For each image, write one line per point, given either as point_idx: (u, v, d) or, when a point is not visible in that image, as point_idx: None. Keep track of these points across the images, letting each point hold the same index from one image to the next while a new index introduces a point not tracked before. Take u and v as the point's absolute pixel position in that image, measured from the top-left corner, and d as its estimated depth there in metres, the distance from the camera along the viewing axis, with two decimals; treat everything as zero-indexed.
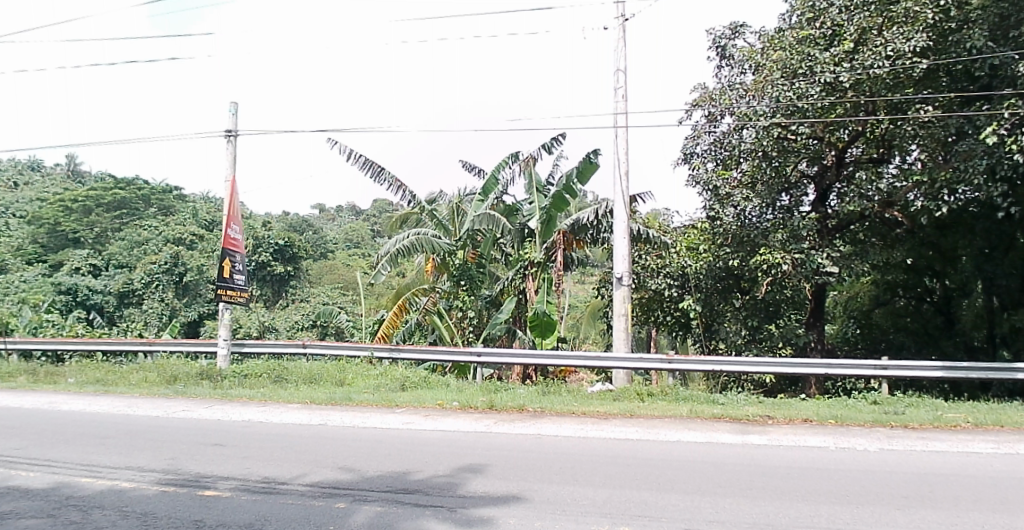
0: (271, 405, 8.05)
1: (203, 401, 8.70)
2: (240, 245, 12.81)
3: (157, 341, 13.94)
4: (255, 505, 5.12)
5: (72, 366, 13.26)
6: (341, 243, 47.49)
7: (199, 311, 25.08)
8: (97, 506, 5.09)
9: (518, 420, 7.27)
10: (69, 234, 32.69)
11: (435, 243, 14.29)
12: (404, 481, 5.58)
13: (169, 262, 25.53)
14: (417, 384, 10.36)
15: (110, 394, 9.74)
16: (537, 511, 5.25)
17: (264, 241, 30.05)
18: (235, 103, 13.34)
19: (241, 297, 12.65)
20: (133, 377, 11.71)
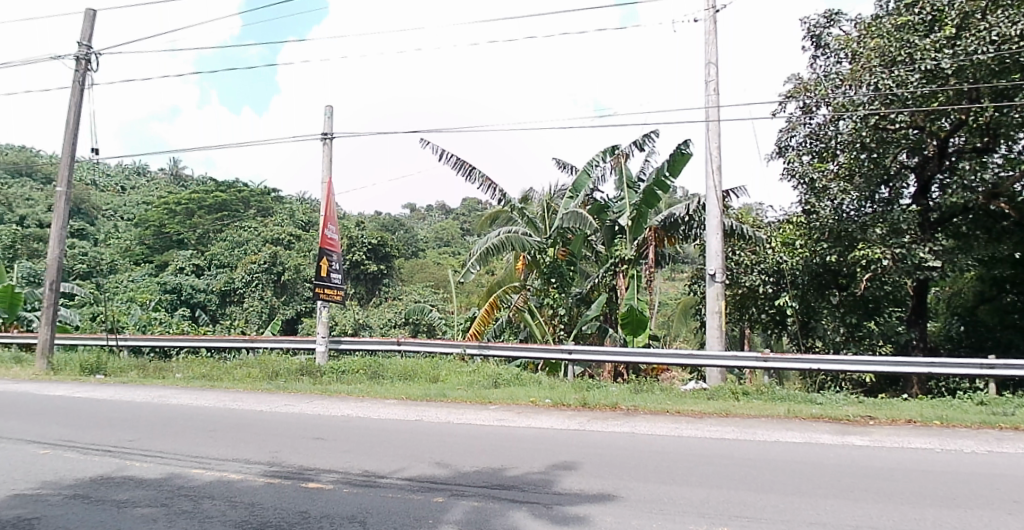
0: (370, 402, 8.19)
1: (309, 396, 9.02)
2: (337, 245, 13.13)
3: (258, 338, 14.55)
4: (357, 498, 5.30)
5: (180, 362, 13.77)
6: (432, 243, 49.24)
7: (298, 309, 26.76)
8: (208, 496, 5.35)
9: (612, 417, 7.24)
10: (173, 236, 35.09)
11: (524, 241, 14.44)
12: (499, 477, 5.65)
13: (267, 262, 27.14)
14: (510, 382, 10.43)
15: (219, 390, 10.16)
16: (633, 509, 5.24)
17: (358, 241, 30.92)
18: (330, 104, 13.57)
19: (337, 295, 12.92)
20: (236, 372, 12.14)
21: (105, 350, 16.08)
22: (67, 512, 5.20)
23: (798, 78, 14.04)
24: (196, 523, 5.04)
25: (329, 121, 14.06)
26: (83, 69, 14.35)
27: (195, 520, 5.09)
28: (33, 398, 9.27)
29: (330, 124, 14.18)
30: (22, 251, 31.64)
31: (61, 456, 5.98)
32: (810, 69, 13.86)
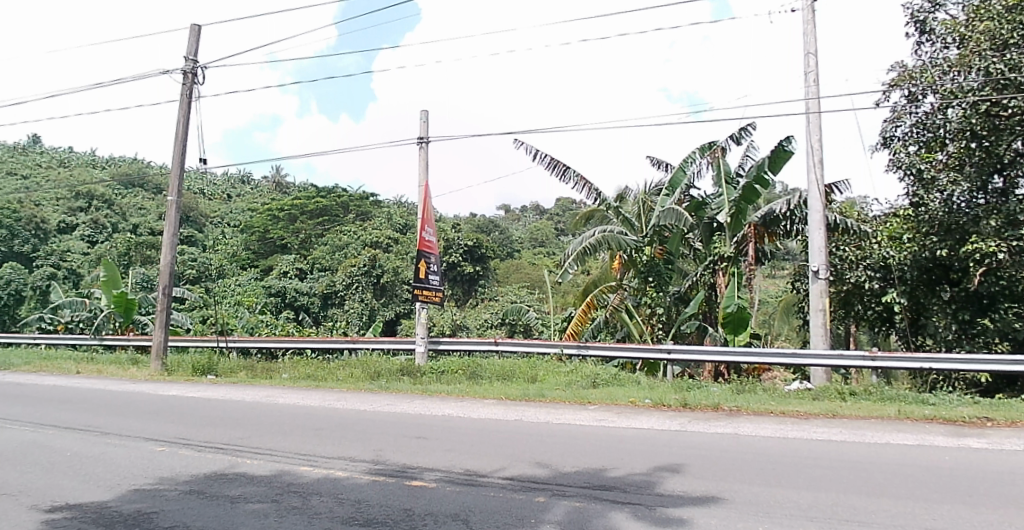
0: (469, 402, 8.34)
1: (412, 396, 9.28)
2: (434, 247, 13.52)
3: (360, 339, 15.12)
4: (461, 496, 5.38)
5: (286, 362, 14.43)
6: (527, 242, 52.18)
7: (396, 310, 27.70)
8: (316, 492, 5.52)
9: (713, 418, 7.18)
10: (278, 241, 38.72)
11: (621, 240, 14.83)
12: (601, 478, 5.64)
13: (367, 265, 28.06)
14: (608, 382, 10.49)
15: (327, 390, 10.51)
16: (738, 512, 5.15)
17: (455, 243, 32.12)
18: (427, 108, 13.81)
19: (436, 297, 13.39)
20: (338, 372, 12.59)
21: (215, 351, 17.13)
22: (187, 506, 5.48)
23: (902, 66, 13.70)
24: (305, 519, 5.21)
25: (424, 126, 14.33)
26: (190, 82, 15.05)
27: (304, 517, 5.26)
28: (157, 398, 9.89)
29: (423, 128, 14.53)
30: (136, 258, 34.89)
31: (179, 454, 6.28)
32: (915, 56, 13.50)
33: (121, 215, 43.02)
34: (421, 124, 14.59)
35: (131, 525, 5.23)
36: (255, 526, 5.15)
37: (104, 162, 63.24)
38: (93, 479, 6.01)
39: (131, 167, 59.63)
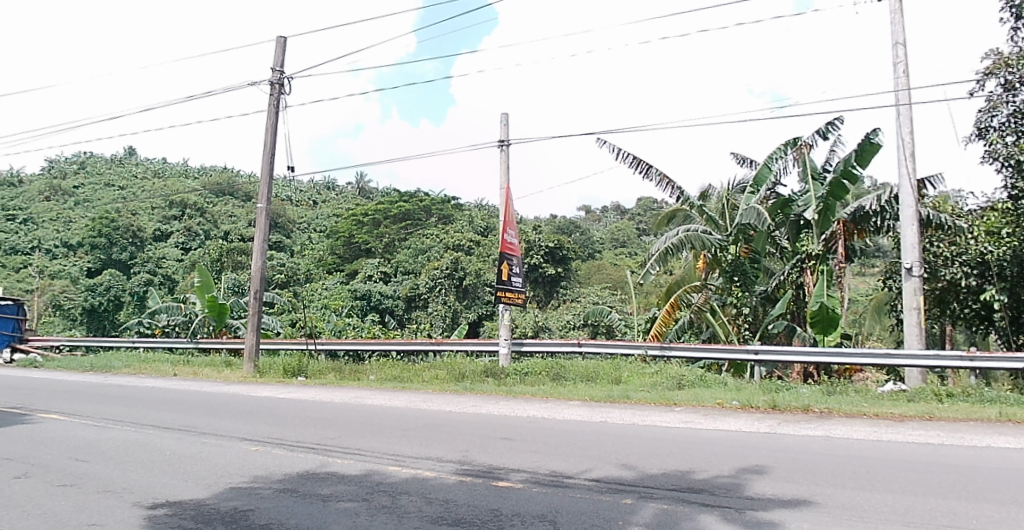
0: (556, 403, 9.00)
1: (496, 401, 9.62)
2: (516, 249, 14.43)
3: (444, 341, 16.50)
4: (547, 497, 5.41)
5: (373, 366, 15.52)
6: (609, 242, 56.73)
7: (478, 312, 29.25)
8: (404, 492, 5.62)
9: (804, 420, 7.20)
10: (365, 245, 42.39)
11: (704, 239, 15.56)
12: (688, 480, 5.60)
13: (450, 268, 30.09)
14: (693, 383, 11.10)
15: (416, 392, 11.12)
16: (832, 516, 5.02)
17: (536, 244, 34.87)
18: (509, 112, 14.15)
19: (517, 297, 14.27)
20: (423, 375, 13.86)
21: (304, 354, 18.39)
22: (280, 504, 5.64)
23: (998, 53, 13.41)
24: (395, 518, 5.29)
25: (505, 128, 14.67)
26: (277, 92, 15.96)
27: (394, 516, 5.34)
28: (254, 401, 10.53)
29: (506, 131, 15.00)
30: (226, 264, 39.09)
31: (272, 454, 6.51)
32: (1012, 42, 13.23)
33: (213, 223, 49.06)
34: (504, 126, 14.97)
35: (228, 522, 5.42)
36: (347, 523, 5.27)
37: (195, 172, 70.49)
38: (194, 478, 6.30)
39: (222, 175, 65.41)
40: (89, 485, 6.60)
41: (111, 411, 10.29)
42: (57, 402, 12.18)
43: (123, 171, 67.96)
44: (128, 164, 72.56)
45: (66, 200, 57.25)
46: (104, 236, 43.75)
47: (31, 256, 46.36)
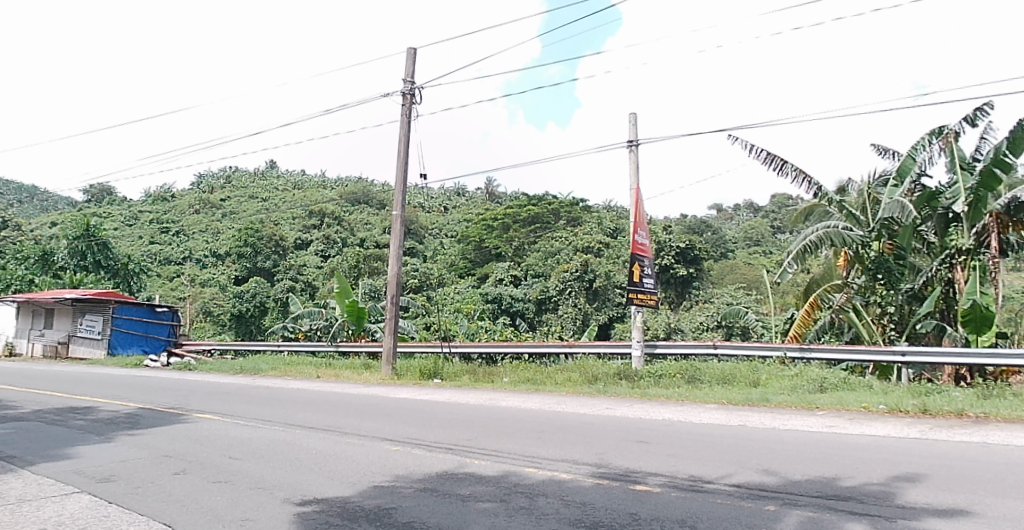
0: (692, 406, 10.57)
1: (631, 426, 9.82)
2: (647, 250, 15.95)
3: (577, 345, 18.47)
4: (685, 503, 5.45)
5: (504, 367, 19.04)
6: (742, 241, 58.36)
7: (609, 314, 36.61)
8: (542, 494, 5.79)
9: (958, 426, 7.23)
10: (494, 249, 51.38)
11: (844, 236, 16.62)
12: (835, 487, 5.44)
13: (579, 270, 37.57)
14: (836, 386, 11.74)
15: (541, 392, 14.94)
16: (995, 526, 4.71)
17: (667, 245, 39.69)
18: (636, 117, 14.36)
19: (650, 298, 15.70)
20: (558, 377, 16.07)
21: (442, 357, 20.72)
22: (420, 505, 5.88)
23: None
24: (533, 519, 5.42)
25: (633, 129, 14.89)
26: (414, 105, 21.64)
27: (532, 517, 5.48)
28: (396, 431, 11.43)
29: (633, 131, 15.12)
30: (364, 269, 47.30)
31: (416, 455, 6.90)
32: None
33: (350, 231, 59.39)
34: (631, 125, 15.16)
35: (373, 518, 5.67)
36: (487, 521, 5.45)
37: (330, 186, 79.12)
38: (343, 489, 6.68)
39: (358, 187, 73.40)
40: (245, 488, 7.13)
41: (263, 429, 11.18)
42: (223, 410, 13.62)
43: (266, 186, 77.71)
44: (272, 180, 81.94)
45: (214, 212, 66.65)
46: (250, 245, 50.85)
47: (183, 265, 53.98)
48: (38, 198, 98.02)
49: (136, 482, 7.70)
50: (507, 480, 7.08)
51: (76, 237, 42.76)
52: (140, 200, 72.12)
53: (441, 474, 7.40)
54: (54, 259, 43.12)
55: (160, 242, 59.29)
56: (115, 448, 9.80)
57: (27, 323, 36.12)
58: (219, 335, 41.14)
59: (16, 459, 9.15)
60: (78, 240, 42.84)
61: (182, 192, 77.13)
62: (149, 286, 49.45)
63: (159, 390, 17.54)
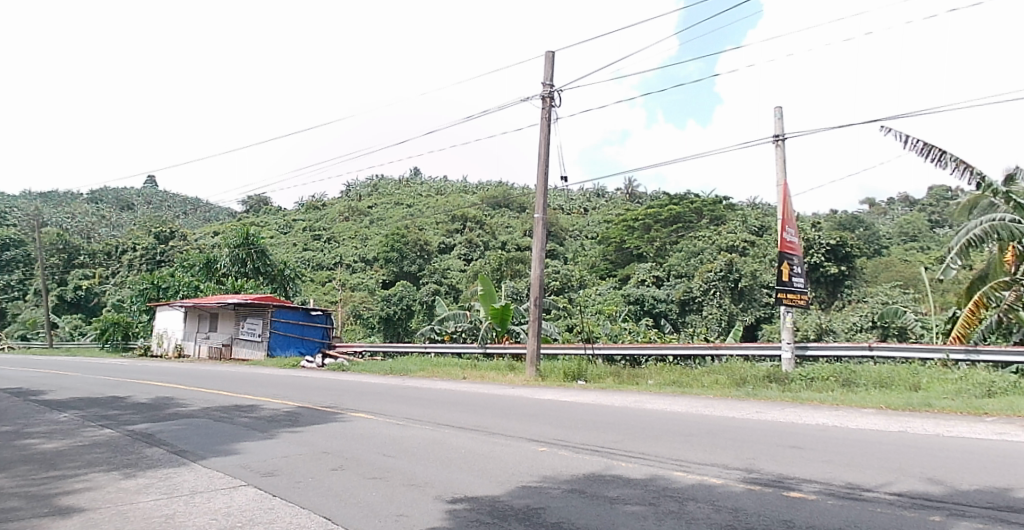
0: (847, 411, 10.01)
1: (783, 432, 9.49)
2: (795, 247, 15.24)
3: (723, 347, 17.96)
4: (842, 512, 5.33)
5: (648, 369, 19.02)
6: (896, 237, 53.81)
7: (756, 314, 35.36)
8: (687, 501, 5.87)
9: None
10: (635, 250, 51.03)
11: (1014, 229, 15.06)
12: (1009, 497, 5.08)
13: (724, 270, 36.43)
14: (1007, 390, 10.71)
15: (687, 395, 14.72)
16: None
17: (816, 243, 37.50)
18: (783, 112, 13.83)
19: (800, 298, 15.04)
20: (706, 379, 15.75)
21: (585, 358, 20.98)
22: (566, 505, 6.34)
23: None
24: (682, 523, 5.53)
25: (780, 123, 14.33)
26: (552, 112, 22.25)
27: (681, 522, 5.61)
28: (541, 433, 11.86)
29: (780, 125, 14.50)
30: (506, 272, 48.63)
31: None
32: None
33: (492, 235, 61.37)
34: (777, 119, 14.57)
35: (523, 518, 6.06)
36: (635, 524, 5.65)
37: (472, 190, 82.06)
38: (483, 491, 7.16)
39: (499, 191, 75.94)
40: (398, 485, 7.81)
41: (411, 428, 12.01)
42: (377, 409, 14.75)
43: (410, 193, 82.15)
44: (416, 186, 86.44)
45: (364, 219, 71.53)
46: (397, 250, 54.65)
47: (336, 270, 58.50)
48: (209, 210, 109.91)
49: (295, 477, 8.63)
50: (653, 486, 7.38)
51: (236, 245, 47.56)
52: (299, 211, 78.79)
53: (586, 477, 7.88)
54: (218, 266, 47.93)
55: (315, 249, 64.57)
56: (279, 445, 10.96)
57: (193, 326, 40.50)
58: (369, 337, 44.19)
59: (191, 453, 10.51)
60: (238, 247, 47.60)
61: (334, 201, 83.33)
62: (306, 291, 53.94)
63: (318, 389, 19.21)
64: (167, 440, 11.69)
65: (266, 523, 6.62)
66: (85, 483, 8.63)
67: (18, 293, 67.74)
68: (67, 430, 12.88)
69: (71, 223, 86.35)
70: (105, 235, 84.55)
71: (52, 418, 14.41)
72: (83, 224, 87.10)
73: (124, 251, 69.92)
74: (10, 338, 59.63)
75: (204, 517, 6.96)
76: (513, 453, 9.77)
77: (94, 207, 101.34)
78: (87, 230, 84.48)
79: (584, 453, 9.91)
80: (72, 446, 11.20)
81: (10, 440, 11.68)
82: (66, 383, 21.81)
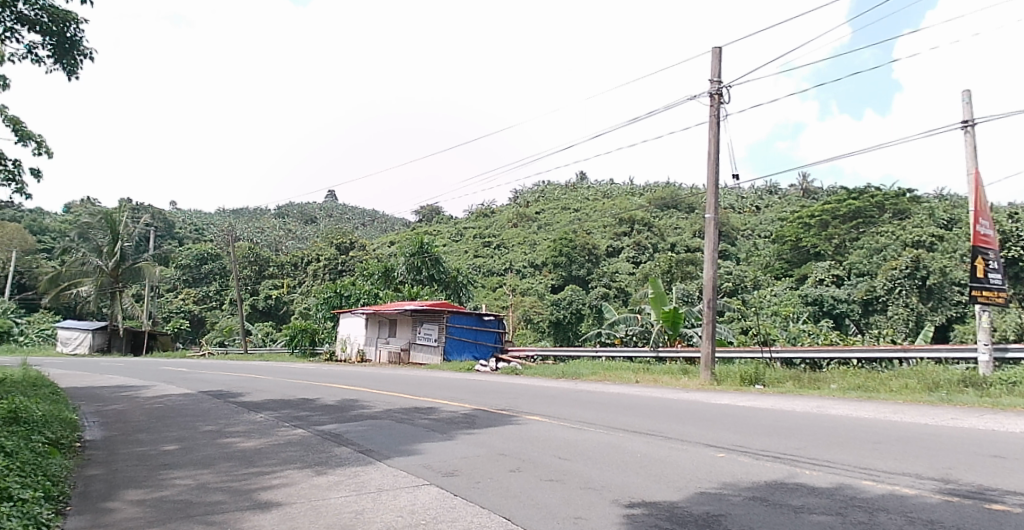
0: None
1: (982, 439, 8.88)
2: (991, 241, 13.91)
3: (912, 349, 16.76)
4: None
5: (830, 373, 18.02)
6: None
7: (947, 314, 31.78)
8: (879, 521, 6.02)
9: None
10: (812, 249, 47.83)
11: None
12: None
13: (910, 268, 33.24)
14: None
15: (873, 400, 13.95)
16: None
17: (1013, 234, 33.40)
18: (972, 96, 12.80)
19: (998, 297, 13.61)
20: (893, 384, 14.78)
21: (762, 362, 20.28)
22: (747, 511, 7.21)
23: None
24: None
25: (968, 107, 13.27)
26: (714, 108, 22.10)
27: None
28: (719, 437, 11.97)
29: (969, 109, 13.41)
30: (677, 274, 47.79)
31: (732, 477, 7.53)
32: None
33: (661, 237, 60.55)
34: (965, 102, 13.48)
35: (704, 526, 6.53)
36: None
37: (638, 193, 81.70)
38: (660, 497, 7.89)
39: (665, 191, 75.24)
40: (575, 488, 8.51)
41: (587, 431, 12.67)
42: (553, 412, 15.61)
43: (576, 197, 83.26)
44: (582, 190, 87.38)
45: (532, 225, 73.78)
46: (566, 255, 55.84)
47: (507, 275, 61.03)
48: (383, 223, 119.17)
49: (476, 478, 9.56)
50: (839, 493, 7.80)
51: (413, 254, 51.62)
52: (468, 220, 83.05)
53: (767, 483, 8.49)
54: (395, 274, 51.90)
55: (484, 255, 67.64)
56: (458, 445, 12.13)
57: (374, 332, 44.33)
58: (540, 341, 45.65)
59: (376, 453, 11.96)
60: (414, 256, 51.67)
61: (501, 208, 86.54)
62: (479, 297, 57.02)
63: (493, 393, 20.48)
64: (352, 440, 13.32)
65: (449, 521, 7.50)
66: (282, 479, 10.15)
67: (217, 302, 77.55)
68: (263, 430, 14.97)
69: (263, 237, 96.89)
70: (291, 248, 94.27)
71: (250, 419, 16.74)
72: (272, 238, 97.55)
73: (309, 262, 77.40)
74: (214, 343, 68.26)
75: (391, 513, 8.02)
76: (688, 458, 10.11)
77: (282, 222, 113.18)
78: (276, 244, 94.44)
79: (764, 459, 9.97)
80: (265, 445, 13.06)
81: (216, 439, 13.79)
82: (264, 386, 24.94)
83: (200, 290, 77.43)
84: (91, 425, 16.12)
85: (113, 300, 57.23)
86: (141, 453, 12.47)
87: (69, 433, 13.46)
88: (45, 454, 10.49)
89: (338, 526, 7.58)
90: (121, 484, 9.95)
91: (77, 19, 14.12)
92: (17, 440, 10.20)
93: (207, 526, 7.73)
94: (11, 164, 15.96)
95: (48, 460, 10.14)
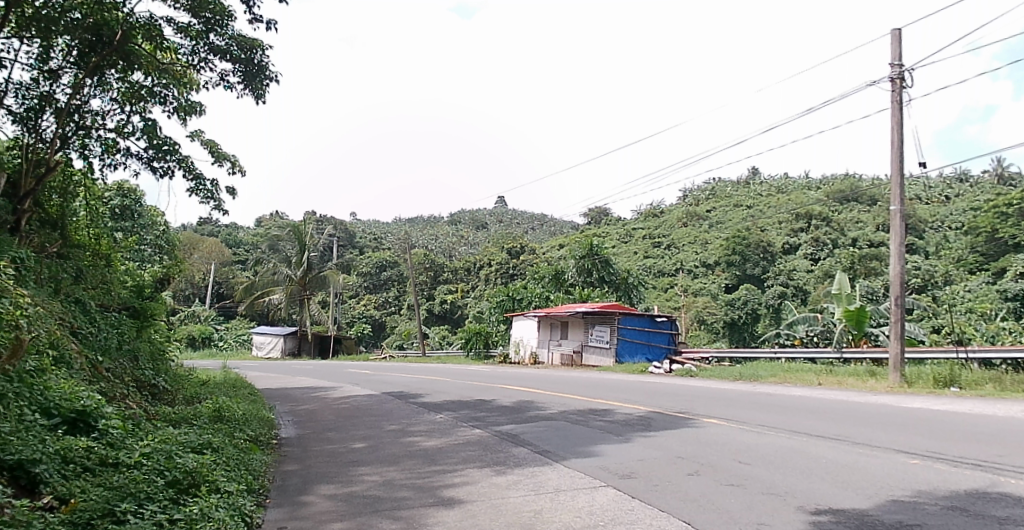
0: None
1: None
2: None
3: None
4: None
5: None
6: None
7: None
8: None
9: None
10: (1009, 240, 42.56)
11: None
12: None
13: None
14: None
15: None
16: None
17: None
18: None
19: None
20: None
21: (957, 362, 18.88)
22: (945, 522, 7.39)
23: None
24: None
25: None
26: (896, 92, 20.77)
27: None
28: (913, 443, 11.63)
29: None
30: (860, 270, 44.64)
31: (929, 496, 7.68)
32: None
33: (841, 230, 56.85)
34: None
35: None
36: None
37: (815, 186, 76.95)
38: (848, 505, 8.20)
39: (844, 183, 70.36)
40: (758, 493, 9.03)
41: (766, 435, 12.93)
42: (730, 415, 15.84)
43: (749, 193, 80.00)
44: (752, 186, 83.90)
45: (702, 224, 72.13)
46: (739, 253, 54.14)
47: (677, 276, 60.51)
48: (549, 226, 122.71)
49: (653, 481, 10.34)
50: None
51: (582, 256, 53.03)
52: (634, 221, 83.23)
53: (967, 492, 8.43)
54: (566, 277, 53.45)
55: (653, 256, 67.36)
56: (634, 447, 12.98)
57: (547, 334, 46.12)
58: (713, 342, 44.75)
59: (552, 453, 13.17)
60: (583, 258, 53.04)
61: (670, 208, 85.43)
62: (650, 297, 57.27)
63: (666, 395, 20.89)
64: (529, 441, 14.64)
65: (627, 523, 8.38)
66: (464, 478, 11.64)
67: (395, 307, 84.51)
68: (445, 430, 16.82)
69: (438, 244, 103.57)
70: (464, 254, 100.15)
71: (433, 419, 18.73)
72: (445, 244, 103.99)
73: (480, 267, 81.77)
74: (393, 346, 74.48)
75: (569, 513, 9.07)
76: (880, 464, 10.11)
77: (456, 229, 120.36)
78: (449, 251, 100.90)
79: (960, 466, 9.78)
80: (448, 444, 14.80)
81: (405, 438, 15.80)
82: (442, 388, 27.31)
83: (380, 296, 84.95)
84: (288, 423, 18.95)
85: (302, 307, 64.74)
86: (336, 451, 14.71)
87: (267, 430, 16.06)
88: (247, 449, 12.73)
89: (523, 523, 8.77)
90: (316, 479, 12.02)
91: (261, 45, 16.34)
92: (223, 438, 12.46)
93: (398, 520, 9.26)
94: (210, 184, 19.47)
95: (250, 455, 12.33)
